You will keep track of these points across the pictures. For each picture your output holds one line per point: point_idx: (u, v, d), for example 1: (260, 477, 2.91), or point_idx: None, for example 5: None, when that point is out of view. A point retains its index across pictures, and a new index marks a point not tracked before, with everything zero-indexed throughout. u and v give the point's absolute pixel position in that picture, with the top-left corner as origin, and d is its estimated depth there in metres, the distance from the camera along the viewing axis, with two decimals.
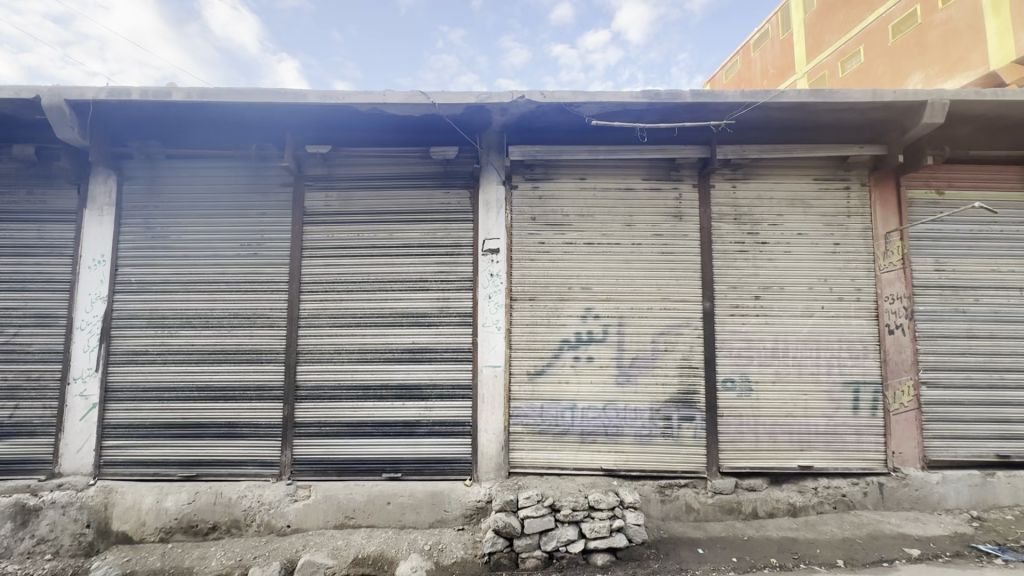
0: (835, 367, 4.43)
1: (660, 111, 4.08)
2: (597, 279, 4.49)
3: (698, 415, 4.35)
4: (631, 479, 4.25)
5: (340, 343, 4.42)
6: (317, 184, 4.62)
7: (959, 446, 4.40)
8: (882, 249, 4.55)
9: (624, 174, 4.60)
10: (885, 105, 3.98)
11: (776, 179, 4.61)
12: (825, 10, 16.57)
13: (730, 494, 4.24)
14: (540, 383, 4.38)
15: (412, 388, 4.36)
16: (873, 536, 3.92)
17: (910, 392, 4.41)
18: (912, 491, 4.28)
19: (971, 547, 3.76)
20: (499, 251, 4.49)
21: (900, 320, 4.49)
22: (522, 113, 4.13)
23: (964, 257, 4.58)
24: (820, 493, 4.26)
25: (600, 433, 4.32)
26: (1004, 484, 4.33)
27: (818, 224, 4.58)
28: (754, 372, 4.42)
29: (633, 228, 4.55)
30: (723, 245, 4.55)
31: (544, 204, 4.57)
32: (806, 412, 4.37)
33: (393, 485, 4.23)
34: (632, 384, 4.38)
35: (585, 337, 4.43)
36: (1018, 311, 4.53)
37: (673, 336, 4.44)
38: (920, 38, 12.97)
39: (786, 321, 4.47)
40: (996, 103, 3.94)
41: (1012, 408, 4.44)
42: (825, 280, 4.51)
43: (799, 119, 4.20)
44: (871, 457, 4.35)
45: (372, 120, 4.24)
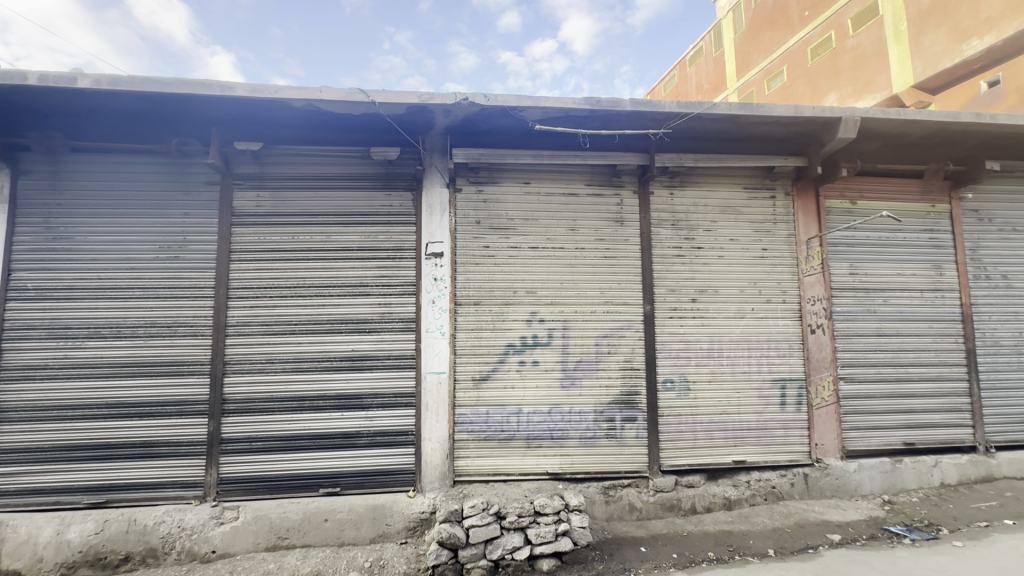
0: (765, 365, 4.68)
1: (601, 118, 4.16)
2: (541, 282, 4.50)
3: (640, 416, 4.46)
4: (576, 482, 4.27)
5: (273, 352, 4.16)
6: (246, 183, 4.34)
7: (872, 436, 4.76)
8: (804, 254, 4.87)
9: (568, 180, 4.66)
10: (806, 120, 4.26)
11: (710, 187, 4.83)
12: (752, 31, 17.77)
13: (671, 491, 4.36)
14: (485, 389, 4.32)
15: (351, 398, 4.17)
16: (800, 524, 4.15)
17: (829, 388, 4.73)
18: (833, 479, 4.59)
19: (884, 530, 4.06)
20: (443, 255, 4.40)
21: (821, 320, 4.81)
22: (465, 115, 4.07)
23: (873, 262, 5.00)
24: (752, 486, 4.48)
25: (545, 437, 4.31)
26: (911, 470, 4.73)
27: (748, 230, 4.83)
28: (691, 372, 4.58)
29: (576, 233, 4.61)
30: (662, 250, 4.70)
31: (488, 207, 4.54)
32: (739, 409, 4.59)
33: (330, 500, 4.01)
34: (576, 387, 4.41)
35: (530, 341, 4.42)
36: (919, 310, 4.99)
37: (615, 339, 4.52)
38: (834, 61, 14.42)
39: (720, 323, 4.68)
40: (900, 121, 4.31)
41: (916, 400, 4.87)
42: (754, 284, 4.77)
43: (730, 129, 4.42)
44: (797, 449, 4.63)
45: (307, 117, 4.03)
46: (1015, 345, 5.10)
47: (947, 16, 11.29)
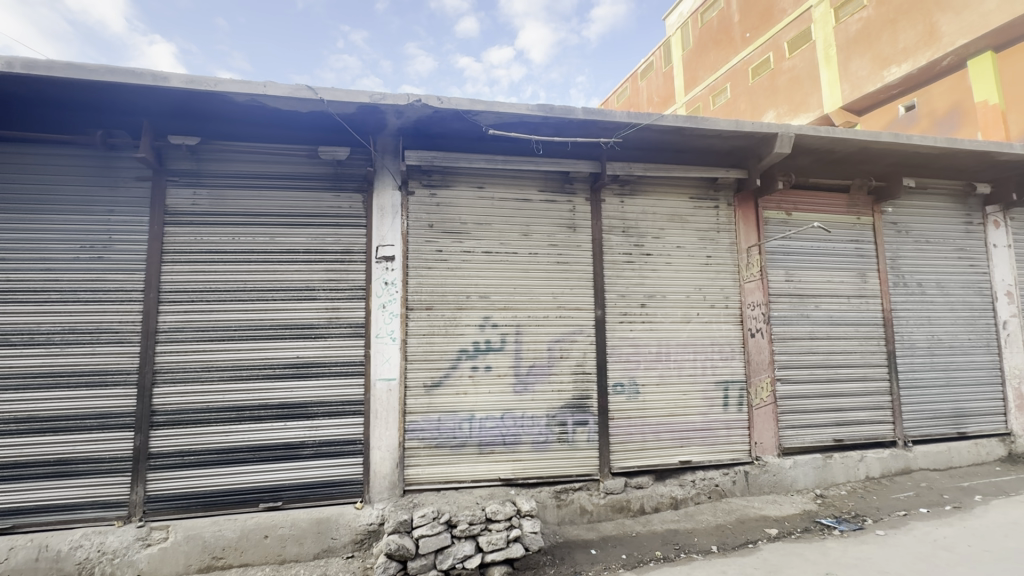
0: (709, 368, 4.87)
1: (554, 125, 4.21)
2: (494, 287, 4.49)
3: (591, 419, 4.52)
4: (528, 487, 4.27)
5: (209, 360, 3.91)
6: (182, 179, 4.08)
7: (805, 434, 5.05)
8: (744, 262, 5.11)
9: (521, 185, 4.68)
10: (746, 135, 4.49)
11: (659, 196, 4.99)
12: (699, 49, 18.63)
13: (621, 493, 4.44)
14: (436, 395, 4.24)
15: (295, 407, 3.99)
16: (741, 520, 4.32)
17: (767, 389, 4.98)
18: (770, 476, 4.82)
19: (816, 522, 4.30)
20: (395, 258, 4.31)
21: (760, 324, 5.07)
22: (418, 117, 4.01)
23: (806, 270, 5.32)
24: (697, 485, 4.63)
25: (498, 443, 4.28)
26: (840, 465, 5.04)
27: (694, 238, 5.03)
28: (640, 376, 4.70)
29: (529, 238, 4.63)
30: (613, 256, 4.81)
31: (441, 211, 4.48)
32: (686, 410, 4.75)
33: (271, 516, 3.81)
34: (529, 392, 4.42)
35: (483, 346, 4.39)
36: (846, 315, 5.35)
37: (567, 343, 4.57)
38: (772, 80, 15.41)
39: (668, 327, 4.83)
40: (830, 139, 4.61)
41: (844, 399, 5.21)
42: (699, 290, 4.96)
43: (677, 141, 4.58)
44: (738, 448, 4.83)
45: (250, 113, 3.83)
46: (928, 347, 5.56)
47: (870, 45, 12.45)
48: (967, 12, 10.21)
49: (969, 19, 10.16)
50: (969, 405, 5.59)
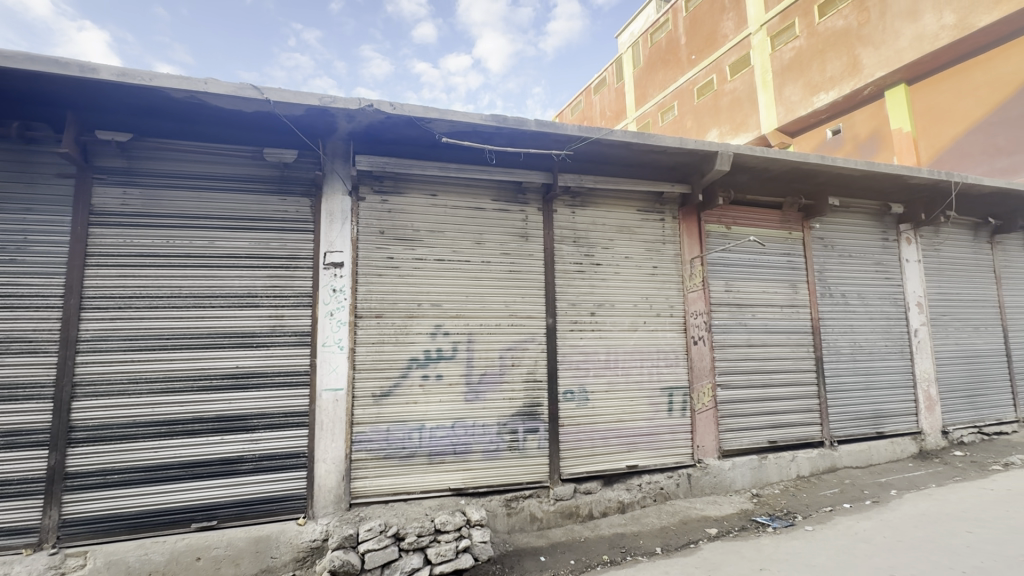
0: (655, 375, 5.05)
1: (507, 136, 4.26)
2: (446, 295, 4.47)
3: (541, 426, 4.57)
4: (478, 496, 4.25)
5: (138, 371, 3.66)
6: (111, 177, 3.81)
7: (743, 437, 5.32)
8: (688, 272, 5.35)
9: (475, 194, 4.70)
10: (689, 152, 4.72)
11: (608, 208, 5.15)
12: (649, 67, 19.43)
13: (570, 499, 4.50)
14: (386, 405, 4.16)
15: (234, 420, 3.79)
16: (683, 521, 4.49)
17: (709, 394, 5.21)
18: (711, 478, 5.04)
19: (752, 521, 4.53)
20: (343, 265, 4.21)
21: (702, 332, 5.31)
22: (370, 122, 3.95)
23: (744, 281, 5.64)
24: (643, 488, 4.77)
25: (448, 453, 4.24)
26: (775, 465, 5.34)
27: (641, 249, 5.22)
28: (589, 383, 4.80)
29: (482, 246, 4.65)
30: (564, 265, 4.91)
31: (393, 217, 4.43)
32: (633, 416, 4.89)
33: (205, 536, 3.59)
34: (480, 401, 4.42)
35: (434, 355, 4.35)
36: (779, 323, 5.70)
37: (519, 351, 4.61)
38: (715, 100, 16.31)
39: (616, 335, 4.97)
40: (765, 158, 4.93)
41: (777, 402, 5.53)
42: (646, 299, 5.15)
43: (626, 155, 4.75)
44: (681, 452, 5.03)
45: (189, 110, 3.65)
46: (851, 353, 6.01)
47: (802, 71, 13.46)
48: (885, 48, 11.41)
49: (887, 53, 11.37)
50: (886, 406, 6.08)
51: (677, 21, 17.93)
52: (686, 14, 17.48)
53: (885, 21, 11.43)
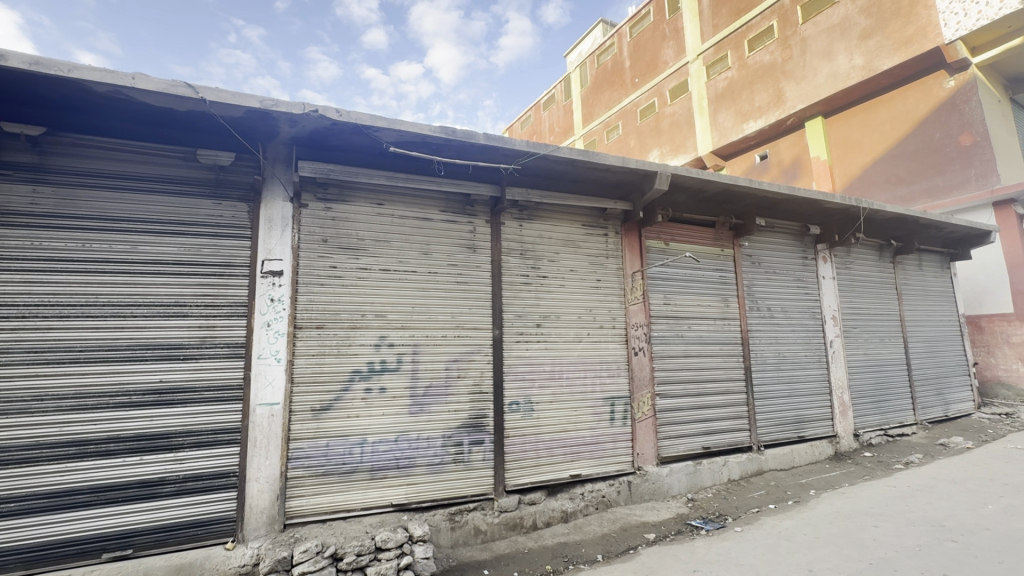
0: (598, 385, 5.19)
1: (456, 148, 4.27)
2: (391, 306, 4.40)
3: (486, 438, 4.57)
4: (421, 511, 4.17)
5: (43, 387, 3.33)
6: (19, 174, 3.48)
7: (679, 444, 5.56)
8: (629, 286, 5.58)
9: (422, 205, 4.67)
10: (631, 171, 4.94)
11: (554, 222, 5.28)
12: (595, 87, 20.19)
13: (514, 510, 4.51)
14: (325, 419, 4.01)
15: (156, 438, 3.52)
16: (624, 528, 4.62)
17: (648, 403, 5.43)
18: (650, 484, 5.22)
19: (687, 525, 4.72)
20: (282, 273, 4.05)
21: (642, 343, 5.53)
22: (314, 128, 3.85)
23: (680, 294, 5.94)
24: (585, 497, 4.86)
25: (391, 467, 4.14)
26: (708, 470, 5.61)
27: (585, 262, 5.39)
28: (534, 394, 4.86)
29: (429, 257, 4.62)
30: (510, 277, 4.97)
31: (337, 226, 4.32)
32: (576, 426, 5.00)
33: (118, 567, 3.29)
34: (425, 414, 4.35)
35: (378, 367, 4.25)
36: (712, 335, 6.04)
37: (465, 362, 4.60)
38: (656, 123, 17.19)
39: (561, 346, 5.08)
40: (700, 180, 5.24)
41: (711, 410, 5.84)
42: (590, 311, 5.31)
43: (572, 172, 4.90)
44: (622, 460, 5.18)
45: (113, 106, 3.40)
46: (776, 362, 6.46)
47: (734, 100, 14.51)
48: (805, 83, 12.53)
49: (807, 88, 12.48)
50: (806, 412, 6.56)
51: (622, 45, 18.79)
52: (630, 40, 18.37)
53: (805, 58, 12.57)
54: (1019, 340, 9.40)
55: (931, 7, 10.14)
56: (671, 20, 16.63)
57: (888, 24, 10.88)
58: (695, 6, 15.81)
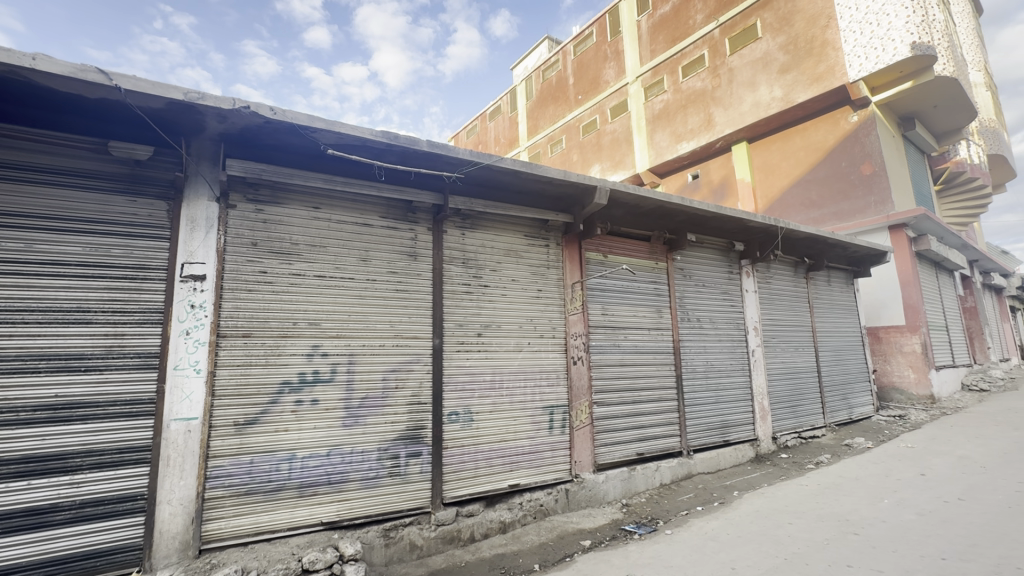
0: (538, 395, 5.25)
1: (398, 154, 4.19)
2: (326, 313, 4.22)
3: (424, 450, 4.47)
4: (354, 529, 3.99)
5: None
6: None
7: (615, 450, 5.72)
8: (569, 296, 5.71)
9: (362, 210, 4.54)
10: (572, 185, 5.07)
11: (497, 232, 5.32)
12: (540, 101, 20.64)
13: (451, 523, 4.43)
14: (250, 435, 3.76)
15: (48, 460, 3.13)
16: (561, 536, 4.65)
17: (586, 412, 5.55)
18: (587, 491, 5.32)
19: (621, 530, 4.84)
20: (205, 278, 3.78)
21: (581, 352, 5.66)
22: (246, 125, 3.64)
23: (618, 305, 6.15)
24: (524, 507, 4.87)
25: (322, 483, 3.95)
26: (642, 475, 5.81)
27: (527, 272, 5.45)
28: (474, 404, 4.83)
29: (367, 264, 4.49)
30: (452, 286, 4.93)
31: (268, 228, 4.10)
32: (515, 435, 5.02)
33: None
34: (360, 426, 4.20)
35: (310, 378, 4.06)
36: (646, 345, 6.29)
37: (404, 372, 4.49)
38: (598, 139, 17.84)
39: (501, 355, 5.09)
40: (636, 196, 5.47)
41: (644, 417, 6.06)
42: (530, 320, 5.37)
43: (515, 184, 4.96)
44: (560, 468, 5.25)
45: (9, 89, 3.04)
46: (704, 371, 6.82)
47: (669, 122, 15.36)
48: (732, 110, 13.49)
49: (734, 114, 13.44)
50: (731, 417, 6.98)
51: (566, 62, 19.38)
52: (574, 58, 19.00)
53: (732, 87, 13.56)
54: (910, 349, 10.52)
55: (839, 50, 11.30)
56: (613, 42, 17.40)
57: (803, 61, 11.99)
58: (634, 31, 16.65)
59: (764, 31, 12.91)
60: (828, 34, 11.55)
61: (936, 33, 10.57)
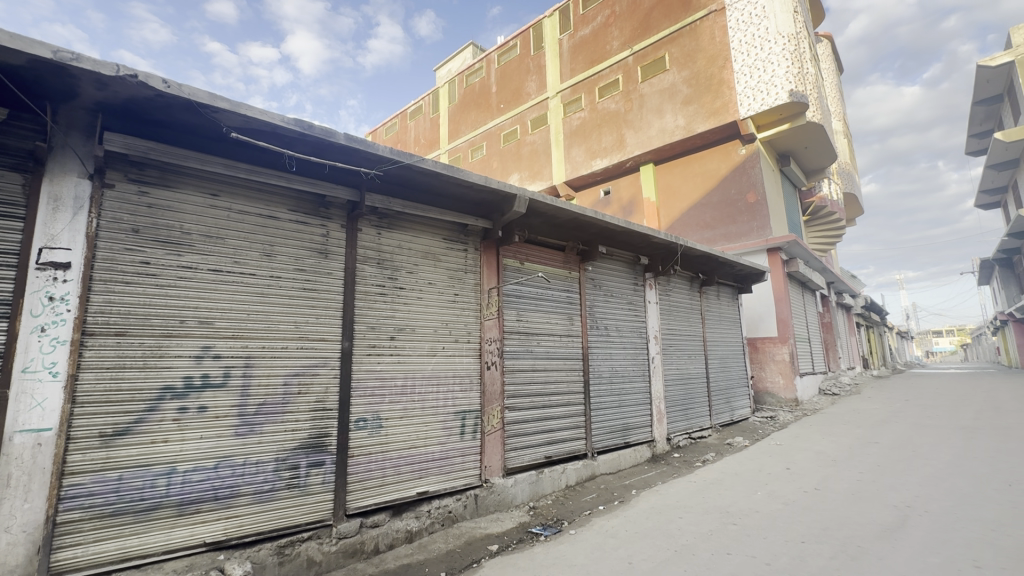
0: (450, 400, 5.20)
1: (312, 145, 3.93)
2: (220, 311, 3.85)
3: (328, 459, 4.22)
4: (243, 548, 3.65)
5: None
6: None
7: (525, 454, 5.83)
8: (485, 301, 5.74)
9: (268, 202, 4.21)
10: (493, 192, 5.11)
11: (414, 233, 5.20)
12: (462, 106, 20.63)
13: (355, 535, 4.21)
14: (119, 447, 3.29)
15: None
16: (468, 542, 4.61)
17: (497, 417, 5.59)
18: (495, 496, 5.36)
19: (528, 533, 4.92)
20: (70, 267, 3.27)
21: (495, 357, 5.71)
22: (132, 96, 3.22)
23: (531, 312, 6.29)
24: (431, 514, 4.77)
25: (207, 499, 3.57)
26: (549, 479, 5.96)
27: (444, 276, 5.40)
28: (384, 410, 4.66)
29: (271, 260, 4.17)
30: (365, 286, 4.73)
31: (154, 214, 3.65)
32: (426, 441, 4.92)
33: None
34: (255, 435, 3.87)
35: (197, 382, 3.67)
36: (557, 351, 6.50)
37: (308, 377, 4.22)
38: (518, 148, 18.21)
39: (414, 360, 4.97)
40: (554, 208, 5.65)
41: (553, 421, 6.25)
42: (446, 325, 5.32)
43: (436, 187, 4.88)
44: (470, 473, 5.23)
45: None
46: (610, 376, 7.21)
47: (585, 138, 16.13)
48: (642, 133, 14.49)
49: (642, 137, 14.47)
50: (632, 420, 7.43)
51: (489, 70, 19.59)
52: (497, 66, 19.28)
53: (642, 112, 14.56)
54: (781, 358, 11.94)
55: (733, 89, 12.64)
56: (536, 56, 17.92)
57: (703, 95, 13.23)
58: (556, 49, 17.30)
59: (671, 65, 14.07)
60: (724, 74, 12.88)
61: (807, 85, 12.23)
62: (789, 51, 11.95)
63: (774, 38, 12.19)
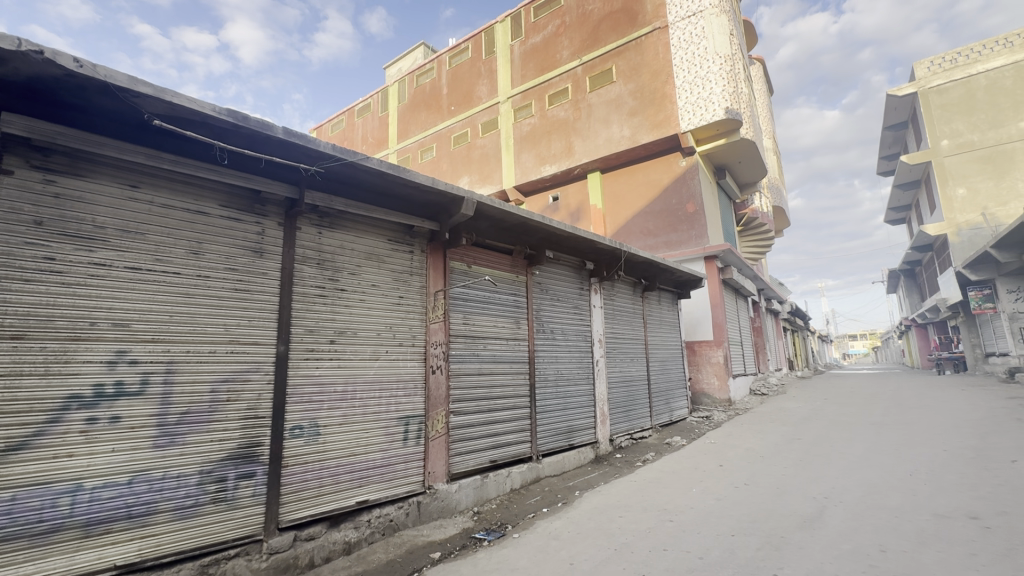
0: (393, 405, 5.06)
1: (247, 137, 3.71)
2: (138, 312, 3.54)
3: (259, 470, 3.99)
4: (161, 569, 3.37)
5: None
6: None
7: (469, 459, 5.78)
8: (430, 304, 5.65)
9: (197, 196, 3.94)
10: (440, 194, 5.04)
11: (358, 233, 5.04)
12: (412, 106, 20.33)
13: (288, 550, 4.00)
14: (12, 464, 2.94)
15: None
16: (410, 551, 4.50)
17: (442, 422, 5.51)
18: (439, 502, 5.27)
19: (472, 538, 4.86)
20: None
21: (440, 361, 5.63)
22: (38, 76, 2.92)
23: (478, 315, 6.27)
24: (371, 524, 4.61)
25: (119, 517, 3.26)
26: (494, 482, 5.94)
27: (389, 278, 5.27)
28: (323, 417, 4.47)
29: (199, 258, 3.90)
30: (303, 287, 4.52)
31: (61, 205, 3.31)
32: (367, 448, 4.76)
33: None
34: (176, 447, 3.59)
35: (110, 390, 3.35)
36: (503, 354, 6.50)
37: (238, 383, 3.98)
38: (468, 151, 18.16)
39: (355, 364, 4.80)
40: (501, 211, 5.65)
41: (498, 425, 6.25)
42: (389, 328, 5.18)
43: (381, 187, 4.75)
44: (413, 480, 5.12)
45: None
46: (555, 379, 7.29)
47: (535, 143, 16.32)
48: (590, 141, 14.86)
49: (590, 145, 14.84)
50: (576, 422, 7.56)
51: (440, 71, 19.45)
52: (448, 68, 19.17)
53: (590, 121, 14.93)
54: (716, 361, 12.58)
55: (675, 103, 13.24)
56: (488, 60, 17.97)
57: (648, 108, 13.76)
58: (507, 54, 17.42)
59: (618, 77, 14.55)
60: (667, 89, 13.47)
61: (741, 103, 13.02)
62: (726, 70, 12.66)
63: (712, 58, 12.90)
